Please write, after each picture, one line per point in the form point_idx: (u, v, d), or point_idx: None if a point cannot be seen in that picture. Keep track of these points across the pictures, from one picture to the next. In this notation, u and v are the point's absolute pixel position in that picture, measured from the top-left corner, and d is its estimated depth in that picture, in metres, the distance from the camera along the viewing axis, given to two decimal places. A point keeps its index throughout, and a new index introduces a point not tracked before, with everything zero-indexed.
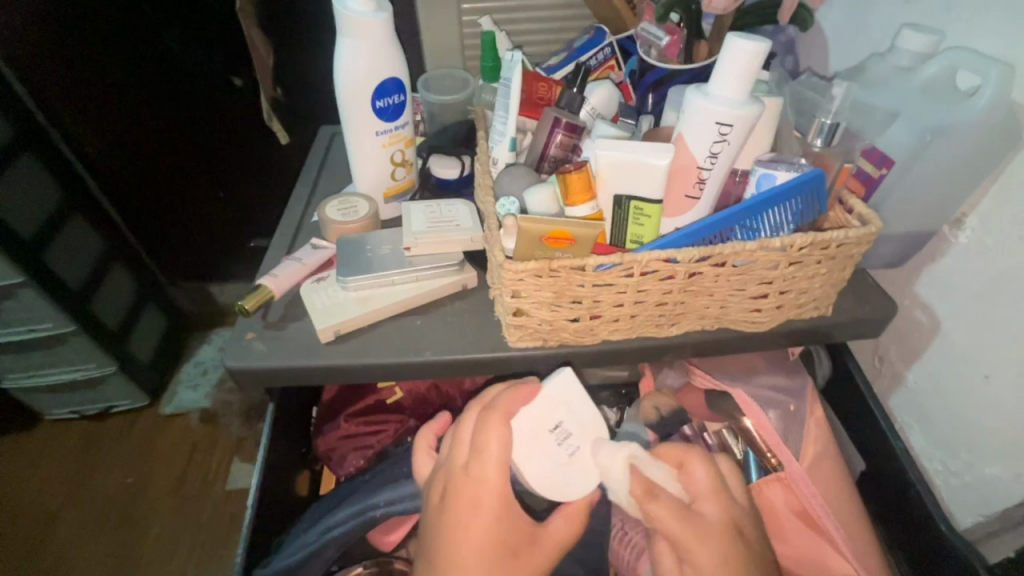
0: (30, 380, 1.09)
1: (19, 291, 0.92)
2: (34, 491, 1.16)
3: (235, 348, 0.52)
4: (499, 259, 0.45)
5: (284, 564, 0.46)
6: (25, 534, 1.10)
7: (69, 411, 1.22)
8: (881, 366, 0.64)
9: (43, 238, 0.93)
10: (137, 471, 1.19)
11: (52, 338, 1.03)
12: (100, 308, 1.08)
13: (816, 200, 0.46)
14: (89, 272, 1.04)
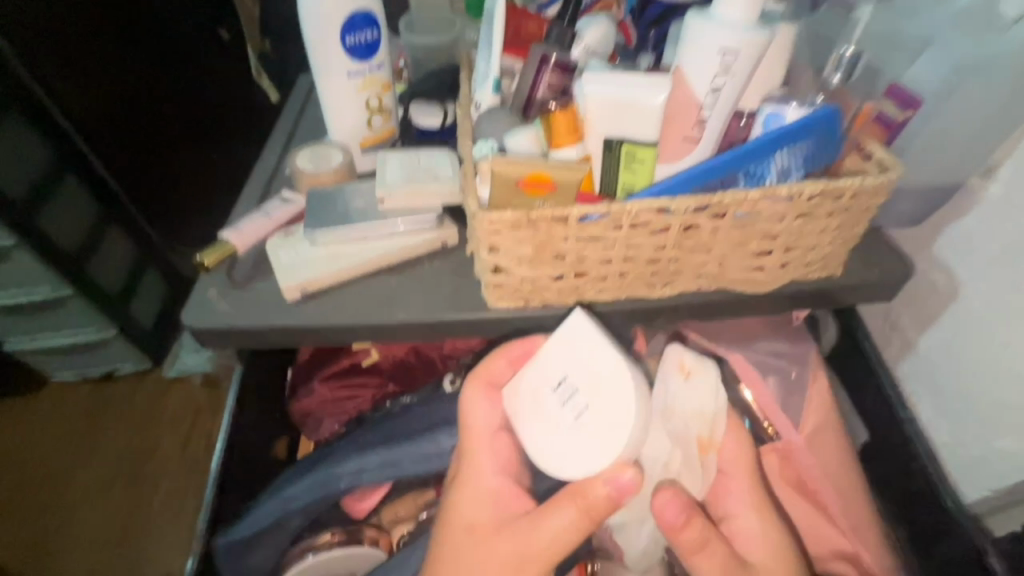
0: (32, 343, 1.08)
1: (12, 252, 0.88)
2: (44, 448, 1.17)
3: (195, 306, 0.49)
4: (473, 208, 0.41)
5: (249, 529, 0.45)
6: (38, 489, 1.12)
7: (73, 373, 1.21)
8: (892, 334, 0.59)
9: (36, 199, 0.86)
10: (143, 433, 1.18)
11: (48, 303, 0.99)
12: (101, 271, 1.01)
13: (830, 142, 0.41)
14: (85, 236, 0.96)
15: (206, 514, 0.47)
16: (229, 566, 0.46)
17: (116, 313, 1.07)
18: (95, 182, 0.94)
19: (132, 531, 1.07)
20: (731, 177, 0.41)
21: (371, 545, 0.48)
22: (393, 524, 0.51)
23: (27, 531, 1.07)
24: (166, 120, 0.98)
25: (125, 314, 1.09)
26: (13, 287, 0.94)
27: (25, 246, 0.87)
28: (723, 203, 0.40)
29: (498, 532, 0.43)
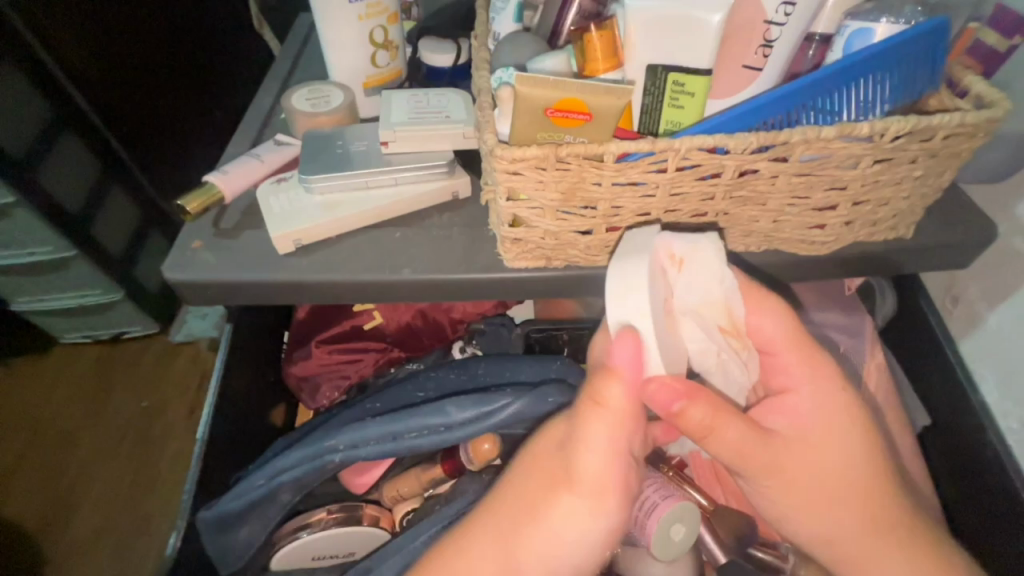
0: (40, 304, 1.02)
1: (12, 211, 0.81)
2: (55, 410, 1.15)
3: (177, 257, 0.44)
4: (491, 144, 0.34)
5: (230, 506, 0.39)
6: (49, 450, 1.11)
7: (82, 335, 1.18)
8: (954, 307, 0.51)
9: (38, 154, 0.80)
10: (152, 397, 1.16)
11: (55, 264, 0.92)
12: (106, 232, 0.95)
13: (924, 69, 0.35)
14: (89, 194, 0.90)
15: (193, 484, 0.42)
16: (213, 546, 0.41)
17: (122, 278, 1.01)
18: (88, 130, 0.87)
19: (143, 494, 1.05)
20: (798, 111, 0.34)
21: (371, 524, 0.44)
22: (394, 501, 0.46)
23: (40, 490, 1.07)
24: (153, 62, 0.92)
25: (131, 276, 1.03)
26: (15, 248, 0.88)
27: (26, 203, 0.81)
28: (790, 143, 0.34)
29: (538, 465, 0.35)
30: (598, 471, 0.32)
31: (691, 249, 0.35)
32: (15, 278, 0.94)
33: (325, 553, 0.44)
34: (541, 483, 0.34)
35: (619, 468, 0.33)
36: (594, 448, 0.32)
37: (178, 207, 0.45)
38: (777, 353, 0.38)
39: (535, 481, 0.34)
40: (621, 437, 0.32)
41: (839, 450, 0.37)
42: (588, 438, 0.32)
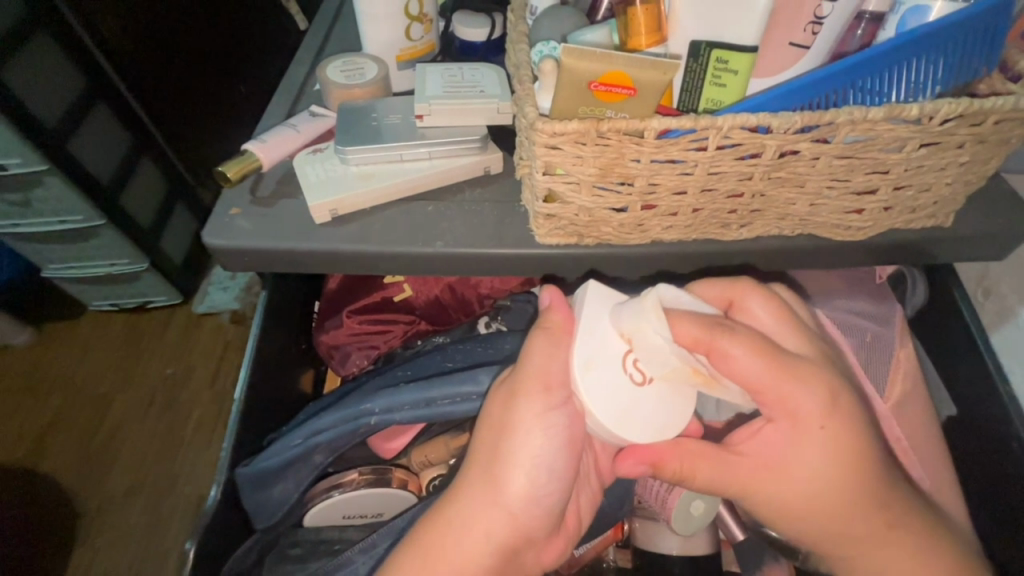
0: (69, 271, 1.05)
1: (44, 178, 0.84)
2: (85, 372, 1.20)
3: (216, 223, 0.45)
4: (532, 117, 0.34)
5: (267, 464, 0.41)
6: (82, 410, 1.15)
7: (109, 303, 1.20)
8: (986, 300, 0.52)
9: (70, 121, 0.84)
10: (177, 363, 1.20)
11: (85, 232, 0.95)
12: (135, 203, 0.99)
13: (979, 48, 0.34)
14: (118, 165, 0.94)
15: (230, 441, 0.44)
16: (250, 499, 0.44)
17: (149, 248, 1.05)
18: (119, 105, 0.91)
19: (171, 453, 1.10)
20: (845, 90, 0.34)
21: (399, 486, 0.45)
22: (422, 467, 0.48)
23: (74, 449, 1.11)
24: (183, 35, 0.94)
25: (156, 249, 1.07)
26: (47, 215, 0.91)
27: (59, 172, 0.84)
28: (835, 123, 0.33)
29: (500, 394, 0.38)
30: (544, 372, 0.35)
31: (632, 324, 0.34)
32: (46, 246, 0.98)
33: (356, 513, 0.46)
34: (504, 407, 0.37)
35: (565, 367, 0.35)
36: (538, 357, 0.35)
37: (217, 173, 0.46)
38: (765, 392, 0.35)
39: (500, 404, 0.37)
40: (561, 349, 0.36)
41: (812, 480, 0.37)
42: (528, 350, 0.36)
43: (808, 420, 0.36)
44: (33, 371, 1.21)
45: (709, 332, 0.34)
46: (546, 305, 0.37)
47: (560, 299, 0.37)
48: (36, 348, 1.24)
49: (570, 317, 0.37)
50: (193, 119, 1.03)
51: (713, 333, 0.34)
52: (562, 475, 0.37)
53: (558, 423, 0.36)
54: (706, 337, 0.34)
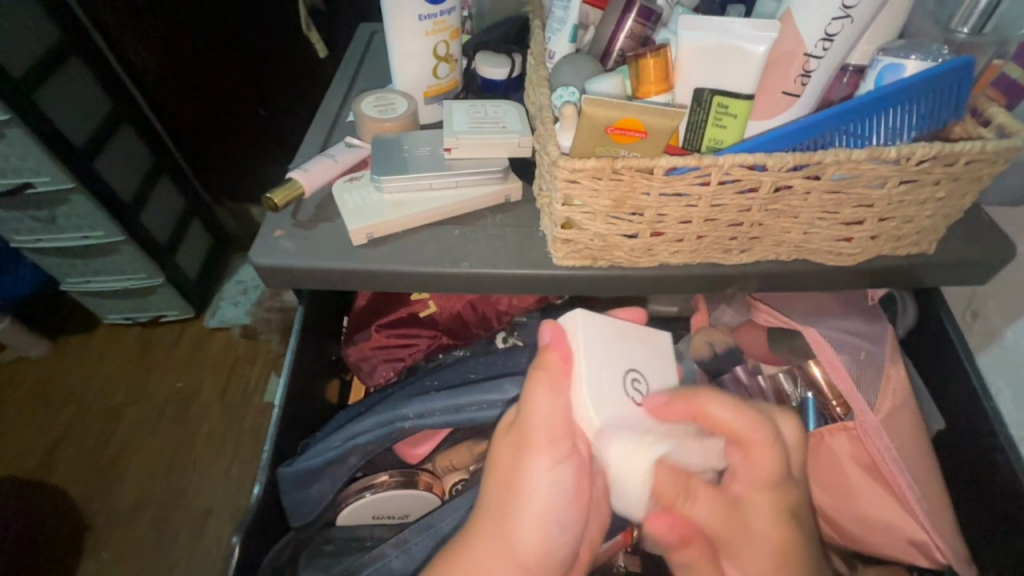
0: (88, 283, 1.26)
1: (70, 196, 1.05)
2: (99, 388, 1.35)
3: (262, 243, 0.49)
4: (554, 155, 0.39)
5: (306, 465, 0.45)
6: (96, 421, 1.30)
7: (124, 316, 1.39)
8: (973, 321, 0.55)
9: (93, 148, 1.07)
10: (185, 378, 1.36)
11: (106, 246, 1.17)
12: (152, 218, 1.24)
13: (952, 98, 0.38)
14: (138, 188, 1.19)
15: (271, 445, 0.48)
16: (289, 496, 0.48)
17: (163, 263, 1.28)
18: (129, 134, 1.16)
19: (177, 469, 1.23)
20: (833, 134, 0.38)
21: (425, 489, 0.49)
22: (447, 471, 0.52)
23: (85, 460, 1.25)
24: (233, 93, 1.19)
25: (171, 262, 1.31)
26: (72, 231, 1.12)
27: (86, 191, 1.05)
28: (823, 163, 0.37)
29: (507, 438, 0.41)
30: (544, 422, 0.38)
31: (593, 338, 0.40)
32: (72, 259, 1.18)
33: (384, 513, 0.49)
34: (512, 451, 0.41)
35: (564, 415, 0.39)
36: (537, 406, 0.39)
37: (265, 198, 0.50)
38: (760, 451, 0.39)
39: (507, 446, 0.41)
40: (561, 393, 0.39)
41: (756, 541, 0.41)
42: (530, 398, 0.39)
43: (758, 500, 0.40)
44: (51, 382, 1.37)
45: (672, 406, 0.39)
46: (543, 345, 0.40)
47: (558, 333, 0.40)
48: (55, 358, 1.40)
49: (566, 352, 0.39)
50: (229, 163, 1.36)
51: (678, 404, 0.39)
52: (569, 514, 0.40)
53: (560, 468, 0.39)
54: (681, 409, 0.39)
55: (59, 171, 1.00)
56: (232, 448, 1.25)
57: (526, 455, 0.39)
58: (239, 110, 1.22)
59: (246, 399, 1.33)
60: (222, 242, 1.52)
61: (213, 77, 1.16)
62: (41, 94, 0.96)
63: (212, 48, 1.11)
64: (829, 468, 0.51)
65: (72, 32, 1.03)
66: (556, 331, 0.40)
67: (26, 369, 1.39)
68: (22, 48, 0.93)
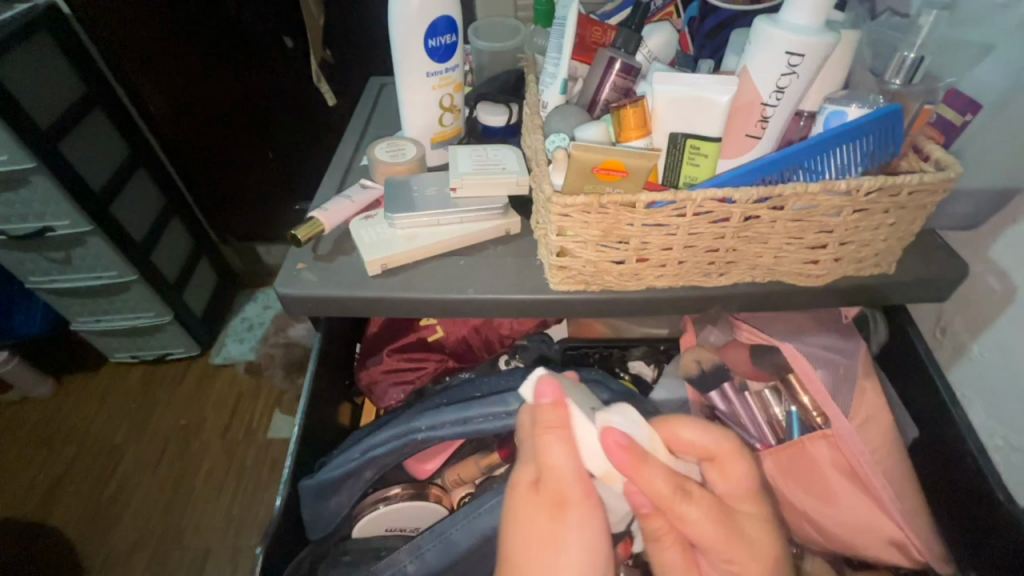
0: (98, 322, 1.30)
1: (87, 238, 1.11)
2: (101, 425, 1.38)
3: (286, 276, 0.54)
4: (549, 193, 0.44)
5: (327, 476, 0.48)
6: (97, 459, 1.32)
7: (129, 354, 1.43)
8: (943, 337, 0.59)
9: (111, 193, 1.14)
10: (188, 415, 1.39)
11: (117, 286, 1.22)
12: (162, 258, 1.30)
13: (890, 138, 0.44)
14: (149, 228, 1.26)
15: (292, 461, 0.51)
16: (309, 511, 0.51)
17: (171, 301, 1.32)
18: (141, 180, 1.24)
19: (177, 505, 1.24)
20: (792, 170, 0.44)
21: (435, 501, 0.53)
22: (454, 484, 0.55)
23: (82, 503, 1.25)
24: (242, 137, 1.27)
25: (178, 300, 1.35)
26: (85, 272, 1.18)
27: (101, 233, 1.11)
28: (784, 196, 0.43)
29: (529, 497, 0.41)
30: (560, 473, 0.40)
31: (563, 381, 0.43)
32: (84, 298, 1.24)
33: (398, 525, 0.53)
34: (540, 509, 0.40)
35: (577, 470, 0.40)
36: (552, 461, 0.40)
37: (290, 235, 0.56)
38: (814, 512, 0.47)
39: (531, 502, 0.40)
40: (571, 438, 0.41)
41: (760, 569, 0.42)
42: (547, 452, 0.41)
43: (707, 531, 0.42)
44: (51, 422, 1.39)
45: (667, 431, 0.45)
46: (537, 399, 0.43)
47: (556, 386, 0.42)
48: (60, 396, 1.44)
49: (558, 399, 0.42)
50: (238, 203, 1.43)
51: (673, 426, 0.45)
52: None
53: (597, 523, 0.39)
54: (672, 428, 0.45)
55: (77, 214, 1.07)
56: (235, 482, 1.27)
57: (561, 508, 0.39)
58: (251, 153, 1.30)
59: (247, 433, 1.35)
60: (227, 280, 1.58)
61: (227, 123, 1.24)
62: (64, 143, 1.04)
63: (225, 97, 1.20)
64: (814, 475, 0.54)
65: (96, 87, 1.12)
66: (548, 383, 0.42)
67: (29, 409, 1.42)
68: (49, 102, 1.01)
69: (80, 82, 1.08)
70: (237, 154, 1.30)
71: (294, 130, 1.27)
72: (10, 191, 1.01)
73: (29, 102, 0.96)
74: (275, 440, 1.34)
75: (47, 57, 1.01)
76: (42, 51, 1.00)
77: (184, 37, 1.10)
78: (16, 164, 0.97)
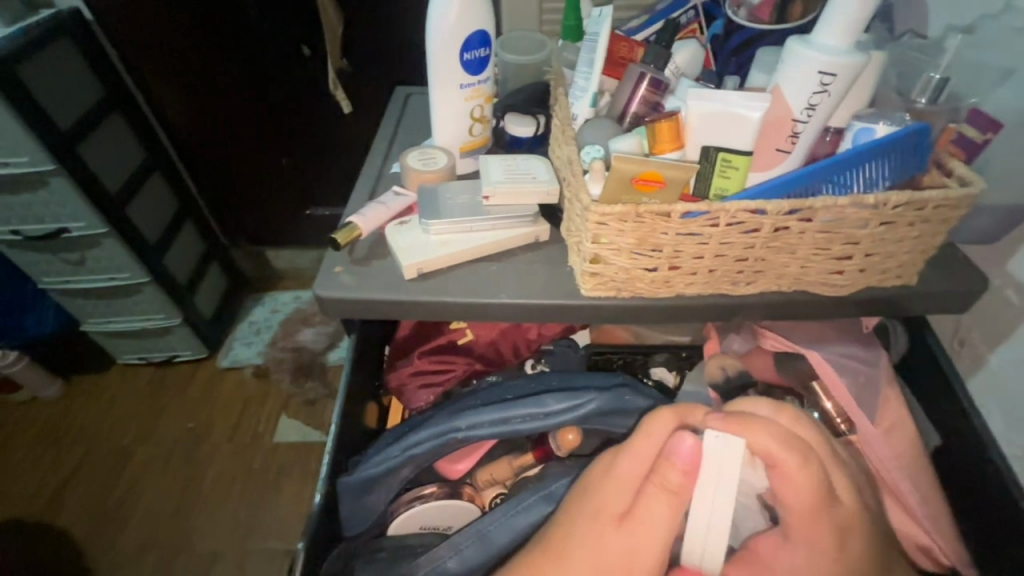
0: (112, 323, 1.32)
1: (103, 240, 1.13)
2: (109, 427, 1.39)
3: (324, 278, 0.56)
4: (586, 202, 0.46)
5: (366, 473, 0.50)
6: (105, 460, 1.33)
7: (141, 356, 1.44)
8: (961, 348, 0.61)
9: (127, 195, 1.16)
10: (196, 417, 1.40)
11: (132, 287, 1.24)
12: (174, 260, 1.32)
13: (917, 154, 0.46)
14: (163, 232, 1.27)
15: (329, 459, 0.53)
16: (345, 506, 0.53)
17: (182, 304, 1.34)
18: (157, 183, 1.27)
19: (184, 507, 1.24)
20: (822, 184, 0.45)
21: (468, 500, 0.55)
22: (486, 484, 0.57)
23: (90, 504, 1.26)
24: (258, 141, 1.29)
25: (189, 302, 1.37)
26: (100, 273, 1.19)
27: (117, 235, 1.13)
28: (814, 208, 0.44)
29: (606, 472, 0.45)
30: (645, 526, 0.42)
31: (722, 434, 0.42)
32: (99, 299, 1.26)
33: (431, 524, 0.55)
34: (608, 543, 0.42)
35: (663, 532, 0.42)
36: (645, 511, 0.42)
37: (329, 239, 0.58)
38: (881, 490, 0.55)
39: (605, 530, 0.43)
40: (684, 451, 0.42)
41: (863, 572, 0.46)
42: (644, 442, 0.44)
43: (824, 554, 0.43)
44: (60, 422, 1.40)
45: (783, 448, 0.42)
46: (671, 453, 0.42)
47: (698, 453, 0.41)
48: (69, 396, 1.45)
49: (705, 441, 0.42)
50: (251, 209, 1.45)
51: (788, 449, 0.42)
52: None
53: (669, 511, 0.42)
54: (776, 451, 0.42)
55: (94, 216, 1.09)
56: (242, 486, 1.27)
57: (629, 553, 0.42)
58: (268, 157, 1.32)
59: (255, 438, 1.35)
60: (236, 284, 1.59)
61: (244, 128, 1.26)
62: (83, 144, 1.06)
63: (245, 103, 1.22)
64: None
65: (116, 91, 1.14)
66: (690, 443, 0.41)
67: (38, 409, 1.43)
68: (71, 106, 1.04)
69: (102, 86, 1.11)
70: (253, 159, 1.32)
71: (311, 136, 1.29)
72: (30, 192, 1.03)
73: (51, 105, 0.99)
74: (283, 444, 1.34)
75: (69, 62, 1.04)
76: (63, 56, 1.02)
77: (206, 45, 1.13)
78: (36, 166, 0.99)
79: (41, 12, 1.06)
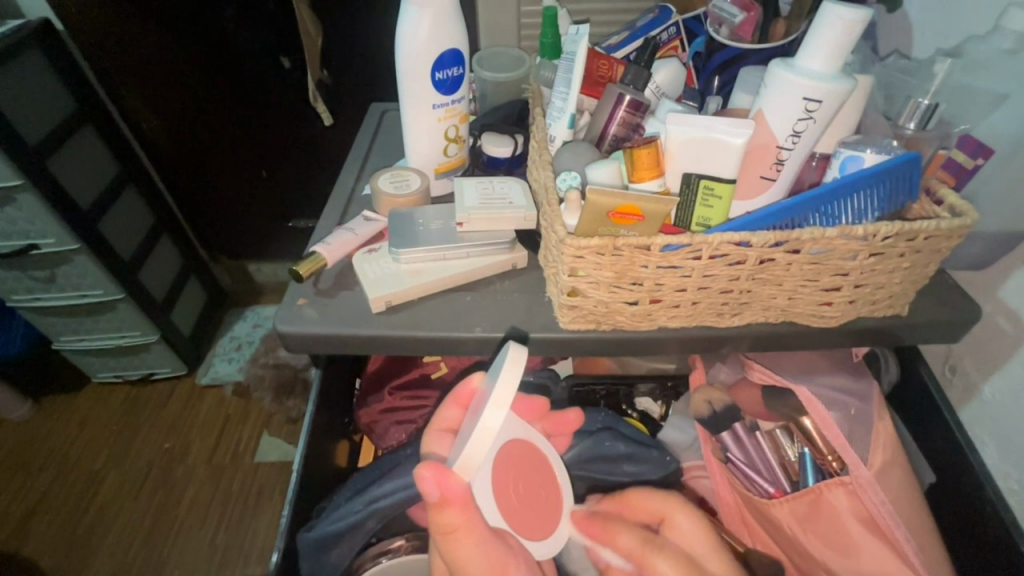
0: (83, 342, 1.26)
1: (73, 257, 1.08)
2: (78, 451, 1.32)
3: (286, 312, 0.52)
4: (562, 234, 0.43)
5: (326, 530, 0.48)
6: (71, 489, 1.26)
7: (113, 375, 1.38)
8: (953, 377, 0.59)
9: (99, 210, 1.11)
10: (173, 439, 1.34)
11: (103, 305, 1.19)
12: (150, 276, 1.27)
13: (906, 183, 0.44)
14: (137, 246, 1.23)
15: (290, 509, 0.50)
16: (308, 562, 0.50)
17: (159, 321, 1.29)
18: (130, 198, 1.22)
19: (157, 536, 1.18)
20: (805, 215, 0.43)
21: None
22: None
23: (56, 533, 1.19)
24: (234, 151, 1.24)
25: (165, 319, 1.31)
26: (72, 290, 1.14)
27: (87, 249, 1.08)
28: (801, 240, 0.42)
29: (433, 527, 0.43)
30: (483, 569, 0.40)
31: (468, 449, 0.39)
32: (70, 318, 1.20)
33: None
34: None
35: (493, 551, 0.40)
36: (464, 556, 0.40)
37: (291, 270, 0.54)
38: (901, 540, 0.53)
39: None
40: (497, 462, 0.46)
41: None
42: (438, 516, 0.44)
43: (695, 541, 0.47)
44: (26, 446, 1.33)
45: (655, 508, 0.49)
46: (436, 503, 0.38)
47: (445, 480, 0.38)
48: (38, 418, 1.38)
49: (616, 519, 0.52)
50: (229, 223, 1.41)
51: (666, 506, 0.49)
52: None
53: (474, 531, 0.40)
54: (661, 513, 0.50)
55: (65, 233, 1.04)
56: (220, 506, 1.22)
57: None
58: (249, 169, 1.28)
59: (234, 459, 1.30)
60: (216, 299, 1.55)
61: (219, 141, 1.22)
62: (52, 159, 1.01)
63: (219, 113, 1.18)
64: (830, 524, 0.53)
65: (86, 103, 1.10)
66: (461, 480, 0.38)
67: (4, 432, 1.36)
68: (39, 120, 0.99)
69: (70, 96, 1.06)
70: (229, 171, 1.28)
71: (291, 149, 1.26)
72: None
73: (19, 119, 0.94)
74: (263, 465, 1.29)
75: (38, 75, 0.99)
76: (33, 66, 0.98)
77: (182, 56, 1.09)
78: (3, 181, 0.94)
79: (9, 21, 1.02)
